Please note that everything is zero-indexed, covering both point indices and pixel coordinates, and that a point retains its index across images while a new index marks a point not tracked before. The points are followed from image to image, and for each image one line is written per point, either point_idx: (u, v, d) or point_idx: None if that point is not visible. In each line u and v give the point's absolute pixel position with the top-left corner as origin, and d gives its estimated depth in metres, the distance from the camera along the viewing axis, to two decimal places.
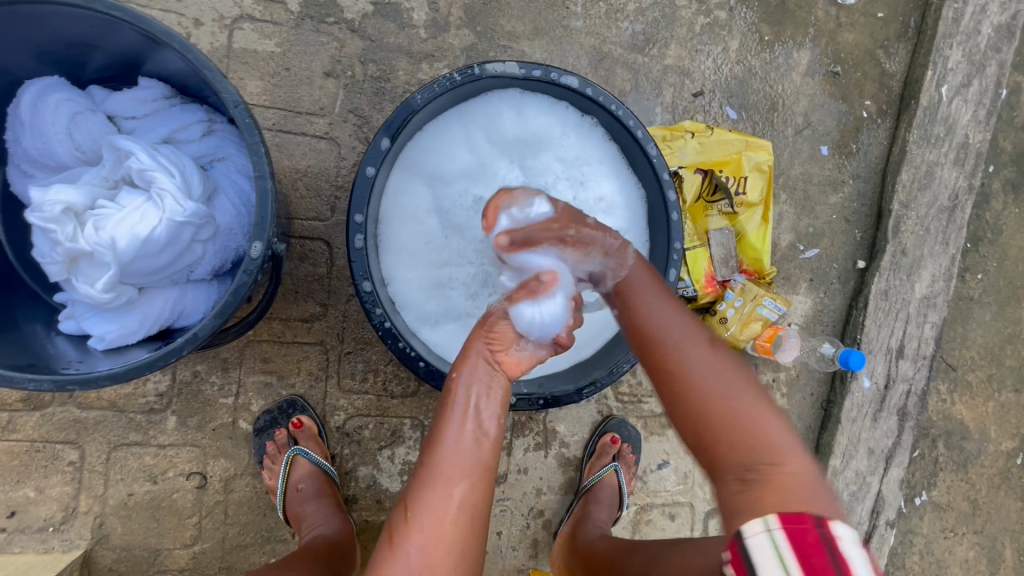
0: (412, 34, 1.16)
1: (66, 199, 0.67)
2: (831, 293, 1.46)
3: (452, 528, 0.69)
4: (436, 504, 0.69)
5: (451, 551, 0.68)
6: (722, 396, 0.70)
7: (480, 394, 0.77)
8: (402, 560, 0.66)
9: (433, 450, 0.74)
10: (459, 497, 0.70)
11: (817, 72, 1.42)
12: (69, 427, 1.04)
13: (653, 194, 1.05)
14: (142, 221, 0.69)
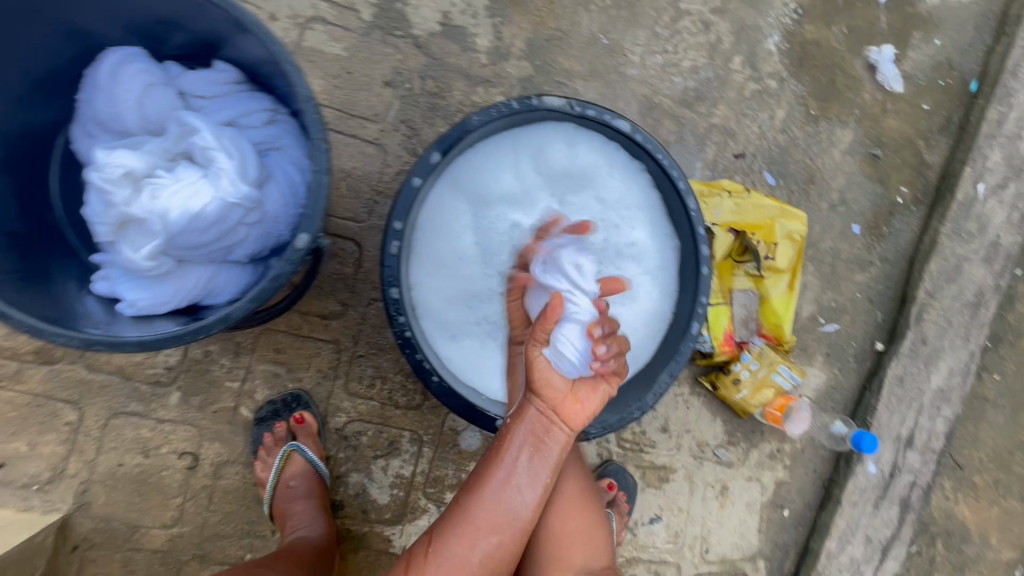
0: (473, 58, 1.19)
1: (127, 164, 0.69)
2: (846, 371, 1.45)
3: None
4: (461, 546, 0.79)
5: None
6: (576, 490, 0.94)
7: (532, 449, 0.82)
8: None
9: (474, 496, 0.80)
10: (484, 551, 0.79)
11: (858, 152, 1.44)
12: (74, 387, 1.03)
13: (687, 247, 1.07)
14: (196, 198, 0.70)
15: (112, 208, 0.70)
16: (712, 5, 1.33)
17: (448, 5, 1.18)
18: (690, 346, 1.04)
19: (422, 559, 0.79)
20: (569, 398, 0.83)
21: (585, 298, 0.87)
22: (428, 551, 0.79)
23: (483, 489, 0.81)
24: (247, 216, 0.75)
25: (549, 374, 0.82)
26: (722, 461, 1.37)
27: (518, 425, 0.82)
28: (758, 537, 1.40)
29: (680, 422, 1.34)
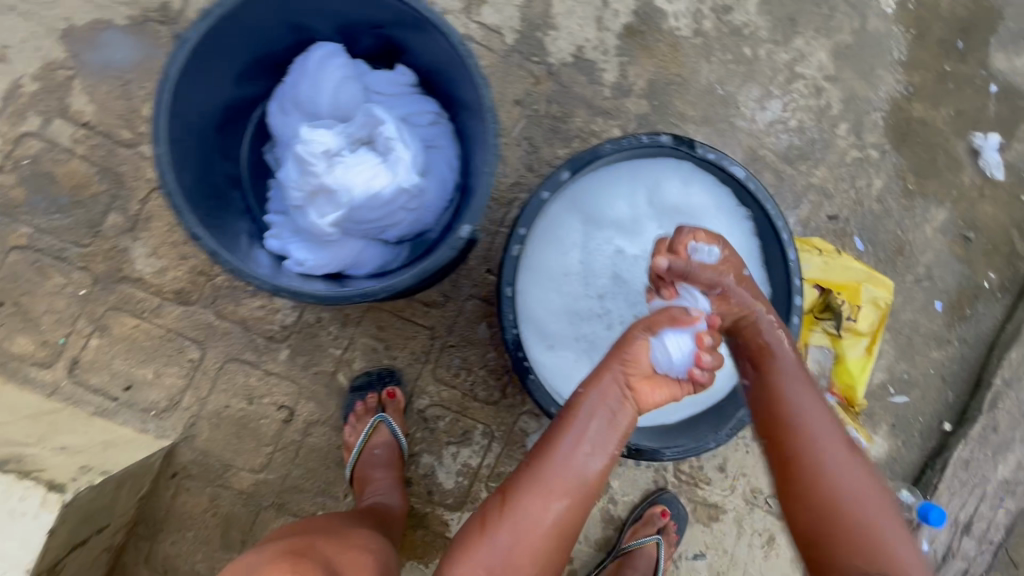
0: (598, 90, 1.28)
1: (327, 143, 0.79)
2: (909, 445, 1.45)
3: (540, 539, 0.79)
4: (532, 509, 0.79)
5: (533, 561, 0.78)
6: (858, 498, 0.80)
7: (604, 415, 0.82)
8: (489, 543, 0.78)
9: (544, 458, 0.82)
10: (555, 515, 0.79)
11: (950, 232, 1.46)
12: (201, 329, 1.14)
13: (779, 296, 1.11)
14: (377, 180, 0.80)
15: (307, 179, 0.81)
16: (828, 71, 1.39)
17: (582, 40, 1.28)
18: None
19: (493, 511, 0.81)
20: (649, 376, 0.83)
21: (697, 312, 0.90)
22: (498, 505, 0.81)
23: (554, 448, 0.82)
24: (412, 203, 0.85)
25: (637, 351, 0.83)
26: (773, 511, 1.37)
27: (590, 391, 0.83)
28: None
29: (737, 465, 1.36)
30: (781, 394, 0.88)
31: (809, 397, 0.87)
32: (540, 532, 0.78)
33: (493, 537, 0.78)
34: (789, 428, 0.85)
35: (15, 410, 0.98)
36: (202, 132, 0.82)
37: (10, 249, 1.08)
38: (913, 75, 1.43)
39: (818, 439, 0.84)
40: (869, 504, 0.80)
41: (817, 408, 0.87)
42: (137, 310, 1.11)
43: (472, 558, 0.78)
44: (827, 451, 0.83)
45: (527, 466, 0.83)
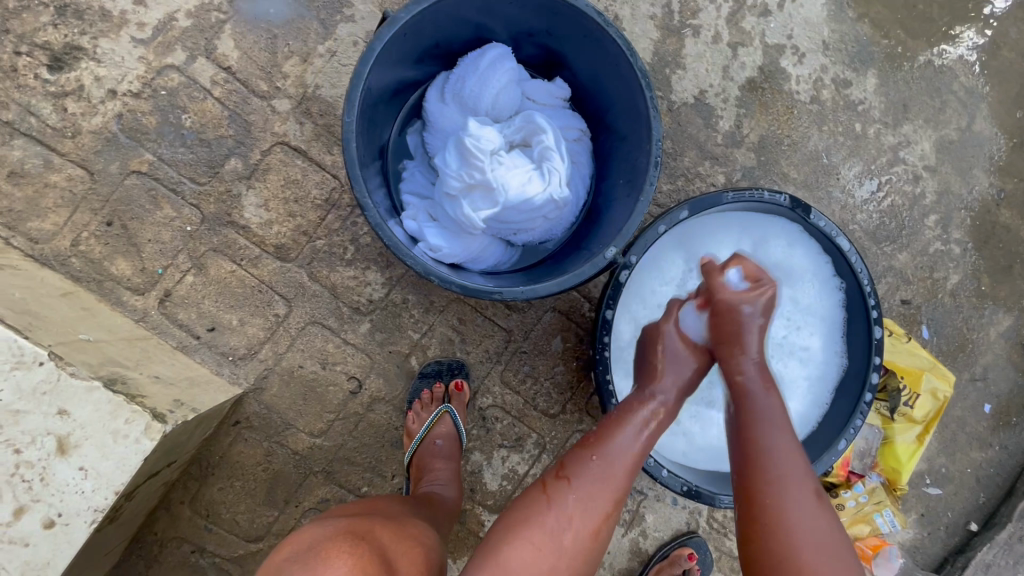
0: (711, 135, 1.32)
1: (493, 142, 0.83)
2: (933, 537, 1.47)
3: (602, 517, 0.82)
4: (597, 492, 0.82)
5: (591, 543, 0.81)
6: (813, 549, 0.73)
7: (651, 419, 0.89)
8: (555, 517, 0.80)
9: (604, 446, 0.86)
10: (613, 504, 0.83)
11: (1012, 339, 1.49)
12: (293, 286, 1.16)
13: (854, 370, 1.13)
14: (532, 187, 0.84)
15: (465, 170, 0.84)
16: (928, 161, 1.43)
17: (706, 85, 1.32)
18: (832, 459, 1.09)
19: (556, 486, 0.83)
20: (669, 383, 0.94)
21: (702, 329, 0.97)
22: (564, 483, 0.82)
23: (610, 439, 0.86)
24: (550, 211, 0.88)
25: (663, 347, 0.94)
26: None
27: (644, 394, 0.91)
28: None
29: None
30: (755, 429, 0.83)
31: (783, 435, 0.81)
32: (603, 516, 0.81)
33: (562, 508, 0.80)
34: (754, 465, 0.80)
35: (110, 331, 1.00)
36: (377, 104, 0.85)
37: (129, 173, 1.12)
38: (1006, 181, 1.47)
39: (785, 475, 0.78)
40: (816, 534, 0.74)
41: (787, 445, 0.81)
42: (236, 256, 1.14)
43: (533, 531, 0.79)
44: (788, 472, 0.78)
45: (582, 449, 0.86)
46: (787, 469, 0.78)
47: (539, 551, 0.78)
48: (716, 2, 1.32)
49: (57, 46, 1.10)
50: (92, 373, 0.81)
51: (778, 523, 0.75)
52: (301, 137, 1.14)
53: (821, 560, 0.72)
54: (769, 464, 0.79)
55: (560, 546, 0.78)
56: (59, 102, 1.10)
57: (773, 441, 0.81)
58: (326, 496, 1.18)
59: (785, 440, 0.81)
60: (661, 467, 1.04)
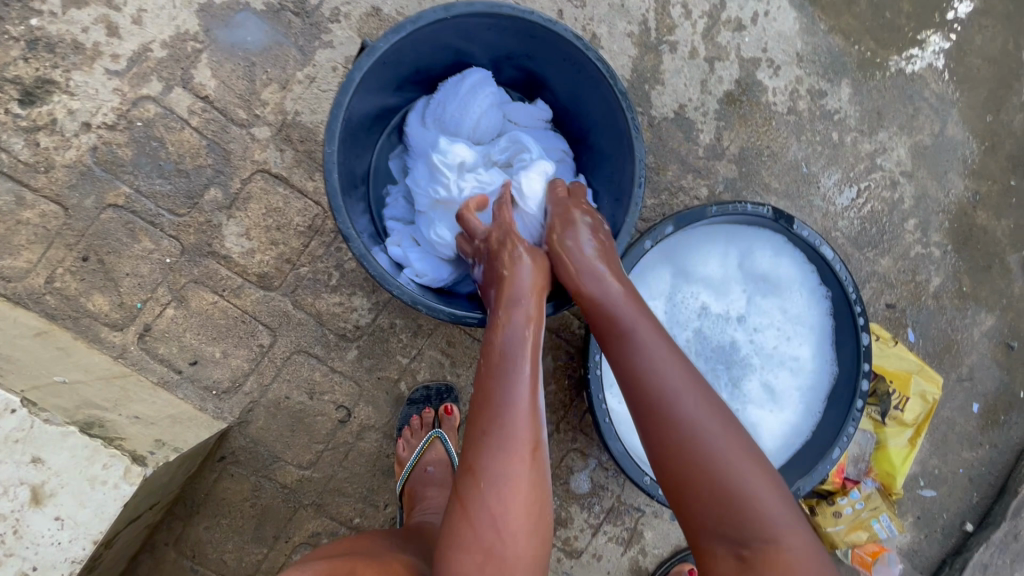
0: (692, 149, 1.33)
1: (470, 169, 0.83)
2: (930, 539, 1.47)
3: (529, 490, 0.69)
4: (510, 472, 0.68)
5: (530, 531, 0.69)
6: (722, 469, 0.66)
7: (519, 354, 0.73)
8: (477, 523, 0.67)
9: (490, 416, 0.70)
10: (533, 473, 0.69)
11: (995, 338, 1.51)
12: (278, 316, 1.14)
13: (846, 378, 1.13)
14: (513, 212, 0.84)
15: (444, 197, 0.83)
16: (905, 167, 1.45)
17: (685, 100, 1.34)
18: (826, 469, 1.09)
19: (464, 486, 0.69)
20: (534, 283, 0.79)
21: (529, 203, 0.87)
22: (468, 478, 0.69)
23: (493, 403, 0.70)
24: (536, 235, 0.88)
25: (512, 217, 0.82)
26: None
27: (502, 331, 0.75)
28: None
29: None
30: (626, 363, 0.74)
31: (660, 352, 0.73)
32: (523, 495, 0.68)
33: (478, 511, 0.67)
34: (641, 401, 0.72)
35: (87, 371, 0.97)
36: (356, 133, 0.84)
37: (106, 207, 1.09)
38: (980, 183, 1.50)
39: (675, 407, 0.70)
40: (722, 449, 0.67)
41: (659, 357, 0.73)
42: (218, 286, 1.12)
43: (462, 550, 0.67)
44: (674, 390, 0.71)
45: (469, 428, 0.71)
46: (674, 390, 0.70)
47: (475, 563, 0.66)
48: (691, 18, 1.34)
49: (28, 80, 1.08)
50: (68, 418, 0.79)
51: (686, 454, 0.68)
52: (282, 164, 1.13)
53: (739, 478, 0.65)
54: (660, 398, 0.70)
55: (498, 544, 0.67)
56: (31, 136, 1.08)
57: (648, 365, 0.73)
58: (317, 529, 1.15)
59: (670, 360, 0.73)
60: (659, 485, 1.03)
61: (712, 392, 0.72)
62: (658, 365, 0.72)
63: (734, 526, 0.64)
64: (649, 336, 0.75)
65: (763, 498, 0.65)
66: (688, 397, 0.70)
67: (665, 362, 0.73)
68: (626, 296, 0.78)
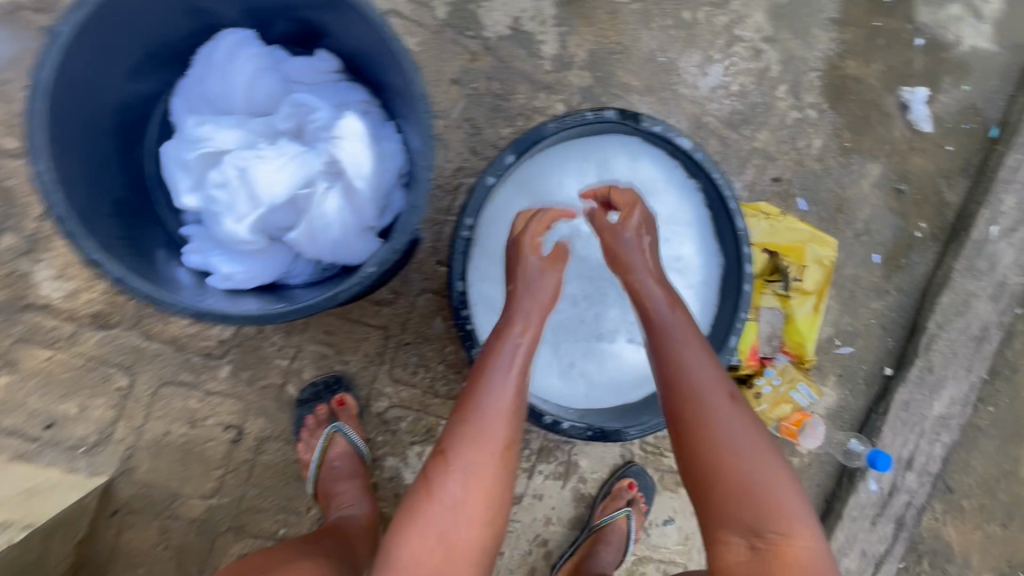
0: (539, 63, 1.23)
1: (234, 165, 0.72)
2: (855, 392, 1.53)
3: (490, 478, 0.80)
4: (480, 463, 0.78)
5: (485, 504, 0.79)
6: (754, 478, 0.74)
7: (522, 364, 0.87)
8: (439, 495, 0.78)
9: (473, 413, 0.82)
10: (501, 468, 0.81)
11: (885, 186, 1.51)
12: (128, 353, 1.04)
13: (731, 264, 1.11)
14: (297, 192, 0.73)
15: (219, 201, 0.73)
16: (764, 33, 1.39)
17: (519, 11, 1.22)
18: (727, 357, 1.08)
19: (435, 467, 0.80)
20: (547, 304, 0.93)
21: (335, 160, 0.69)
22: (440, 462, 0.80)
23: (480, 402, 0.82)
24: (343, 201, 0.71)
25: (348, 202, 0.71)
26: None
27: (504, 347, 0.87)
28: None
29: None
30: (678, 370, 0.80)
31: (701, 362, 0.81)
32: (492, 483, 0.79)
33: (446, 491, 0.78)
34: (686, 405, 0.78)
35: None
36: (94, 138, 0.72)
37: None
38: (845, 31, 1.44)
39: (720, 418, 0.77)
40: (754, 462, 0.75)
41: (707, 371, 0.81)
42: (49, 340, 1.01)
43: (417, 520, 0.78)
44: (722, 403, 0.78)
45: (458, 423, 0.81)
46: (717, 409, 0.77)
47: (429, 547, 0.77)
48: None
49: None
50: None
51: (722, 459, 0.75)
52: None
53: (765, 485, 0.74)
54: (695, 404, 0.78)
55: (451, 526, 0.77)
56: None
57: (694, 371, 0.80)
58: (244, 550, 1.10)
59: (707, 373, 0.80)
60: (561, 420, 1.02)
61: (743, 404, 0.80)
62: (696, 376, 0.79)
63: (753, 520, 0.73)
64: (700, 352, 0.82)
65: (781, 496, 0.73)
66: (723, 405, 0.77)
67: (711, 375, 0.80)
68: (671, 301, 0.87)
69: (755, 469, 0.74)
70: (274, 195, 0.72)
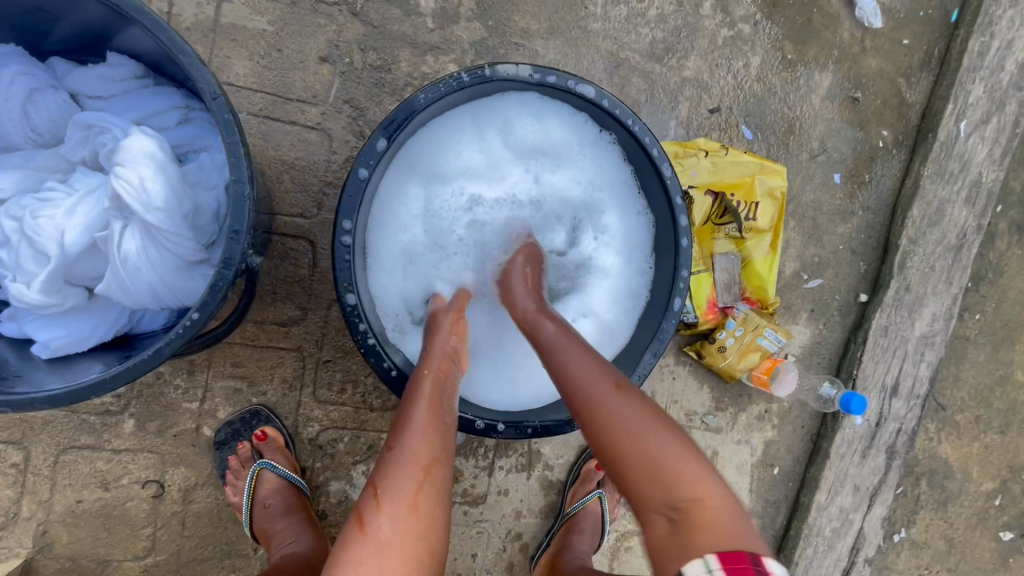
0: (419, 23, 1.07)
1: (11, 216, 0.62)
2: (830, 326, 1.41)
3: (420, 494, 0.67)
4: (406, 477, 0.67)
5: (419, 535, 0.65)
6: (651, 449, 0.67)
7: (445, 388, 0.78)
8: (373, 530, 0.64)
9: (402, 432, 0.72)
10: (434, 486, 0.68)
11: (838, 97, 1.37)
12: (15, 426, 0.95)
13: (663, 222, 0.96)
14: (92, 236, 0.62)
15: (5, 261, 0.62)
16: None
17: None
18: (673, 323, 0.94)
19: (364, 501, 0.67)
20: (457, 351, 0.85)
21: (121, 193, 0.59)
22: (370, 493, 0.67)
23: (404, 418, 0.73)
24: (146, 240, 0.61)
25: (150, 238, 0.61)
26: (710, 428, 1.36)
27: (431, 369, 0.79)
28: (750, 496, 1.41)
29: (667, 394, 1.33)
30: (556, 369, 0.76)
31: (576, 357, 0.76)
32: (424, 500, 0.67)
33: (375, 525, 0.64)
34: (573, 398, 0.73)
35: None
36: None
37: None
38: None
39: (603, 402, 0.71)
40: (646, 431, 0.68)
41: (582, 360, 0.75)
42: None
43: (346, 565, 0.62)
44: (602, 386, 0.72)
45: (385, 447, 0.71)
46: (597, 393, 0.72)
47: None
48: None
49: None
50: None
51: (613, 437, 0.69)
52: None
53: (664, 453, 0.67)
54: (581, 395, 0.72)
55: (387, 565, 0.62)
56: None
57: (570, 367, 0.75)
58: None
59: (582, 366, 0.74)
60: (495, 424, 0.89)
61: (630, 383, 0.74)
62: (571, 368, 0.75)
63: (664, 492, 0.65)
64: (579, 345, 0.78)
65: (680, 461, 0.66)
66: (605, 385, 0.72)
67: (590, 364, 0.75)
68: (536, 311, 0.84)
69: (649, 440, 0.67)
70: (66, 244, 0.61)
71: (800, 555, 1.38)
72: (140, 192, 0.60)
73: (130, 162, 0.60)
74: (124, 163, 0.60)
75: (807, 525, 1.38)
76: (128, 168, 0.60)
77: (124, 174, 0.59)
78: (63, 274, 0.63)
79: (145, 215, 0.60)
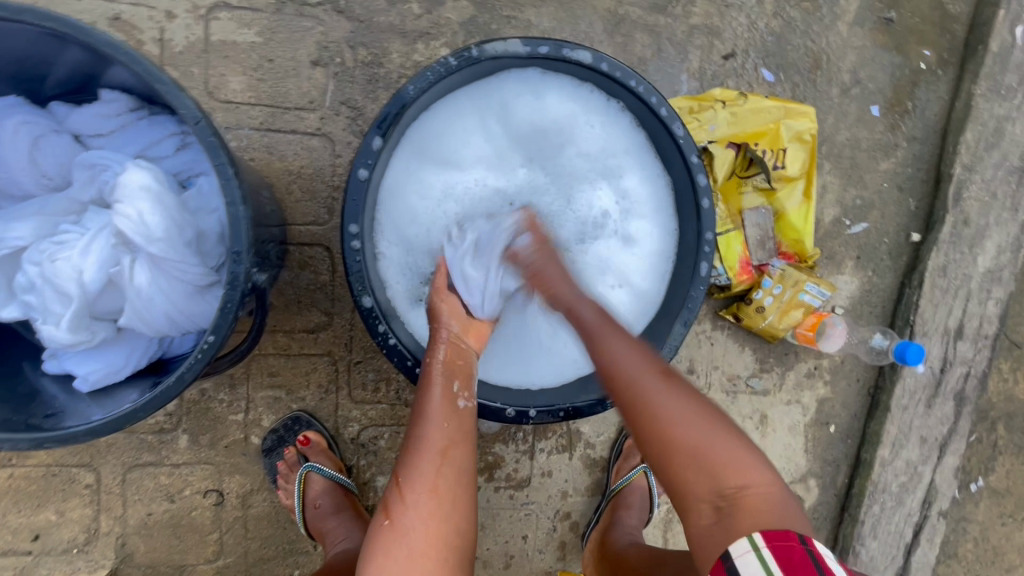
0: (405, 11, 1.05)
1: (34, 262, 0.65)
2: (881, 271, 1.31)
3: (437, 480, 0.69)
4: (424, 466, 0.70)
5: (447, 527, 0.68)
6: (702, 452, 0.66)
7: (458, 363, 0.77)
8: (402, 522, 0.68)
9: (419, 425, 0.73)
10: (451, 474, 0.70)
11: (869, 19, 1.24)
12: (81, 452, 1.03)
13: (683, 184, 0.90)
14: (104, 273, 0.65)
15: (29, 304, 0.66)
16: None
17: None
18: (703, 289, 0.89)
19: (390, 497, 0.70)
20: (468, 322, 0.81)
21: (125, 227, 0.61)
22: (394, 488, 0.71)
23: (417, 409, 0.74)
24: (156, 271, 0.63)
25: (159, 267, 0.63)
26: (757, 392, 1.31)
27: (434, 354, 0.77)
28: (806, 457, 1.34)
29: (707, 360, 1.28)
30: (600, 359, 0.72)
31: (625, 351, 0.71)
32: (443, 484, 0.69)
33: (400, 516, 0.68)
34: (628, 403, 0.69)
35: None
36: None
37: None
38: None
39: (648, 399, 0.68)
40: (696, 437, 0.66)
41: (633, 354, 0.71)
42: (6, 457, 1.02)
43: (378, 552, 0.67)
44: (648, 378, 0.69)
45: (405, 435, 0.73)
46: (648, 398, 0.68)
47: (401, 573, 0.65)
48: None
49: None
50: None
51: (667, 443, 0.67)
52: None
53: (716, 462, 0.65)
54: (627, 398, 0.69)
55: (415, 552, 0.66)
56: None
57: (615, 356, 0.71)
58: None
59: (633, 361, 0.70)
60: (527, 409, 0.86)
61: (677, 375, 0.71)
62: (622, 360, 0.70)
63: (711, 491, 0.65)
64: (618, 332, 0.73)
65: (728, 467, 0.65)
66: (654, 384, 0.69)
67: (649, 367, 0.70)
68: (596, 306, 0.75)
69: (693, 437, 0.66)
70: (85, 283, 0.64)
71: (865, 513, 1.31)
72: (140, 225, 0.61)
73: (130, 196, 0.62)
74: (123, 199, 0.62)
75: (872, 482, 1.31)
76: (128, 202, 0.61)
77: (125, 209, 0.61)
78: (88, 311, 0.67)
79: (149, 247, 0.62)
